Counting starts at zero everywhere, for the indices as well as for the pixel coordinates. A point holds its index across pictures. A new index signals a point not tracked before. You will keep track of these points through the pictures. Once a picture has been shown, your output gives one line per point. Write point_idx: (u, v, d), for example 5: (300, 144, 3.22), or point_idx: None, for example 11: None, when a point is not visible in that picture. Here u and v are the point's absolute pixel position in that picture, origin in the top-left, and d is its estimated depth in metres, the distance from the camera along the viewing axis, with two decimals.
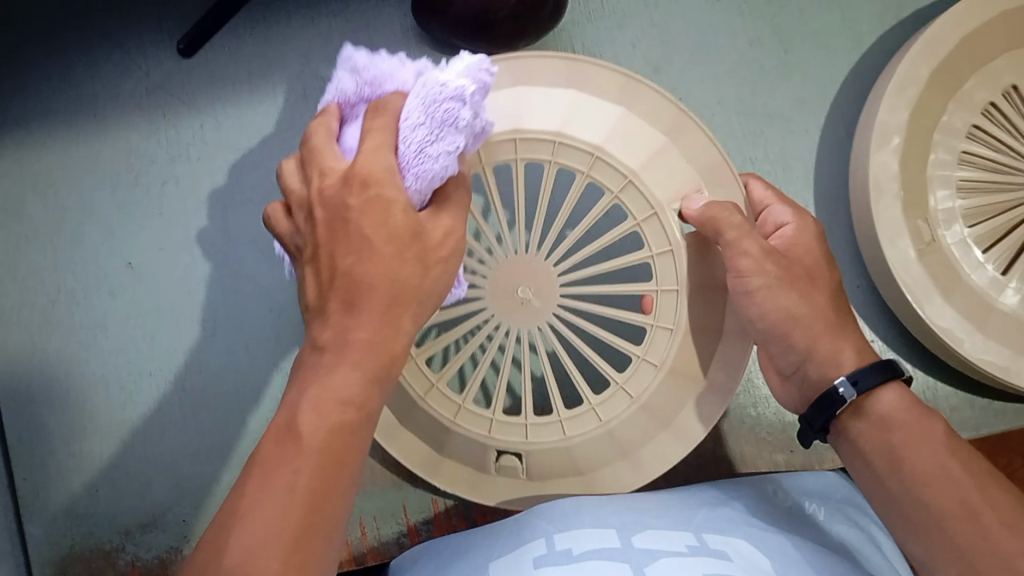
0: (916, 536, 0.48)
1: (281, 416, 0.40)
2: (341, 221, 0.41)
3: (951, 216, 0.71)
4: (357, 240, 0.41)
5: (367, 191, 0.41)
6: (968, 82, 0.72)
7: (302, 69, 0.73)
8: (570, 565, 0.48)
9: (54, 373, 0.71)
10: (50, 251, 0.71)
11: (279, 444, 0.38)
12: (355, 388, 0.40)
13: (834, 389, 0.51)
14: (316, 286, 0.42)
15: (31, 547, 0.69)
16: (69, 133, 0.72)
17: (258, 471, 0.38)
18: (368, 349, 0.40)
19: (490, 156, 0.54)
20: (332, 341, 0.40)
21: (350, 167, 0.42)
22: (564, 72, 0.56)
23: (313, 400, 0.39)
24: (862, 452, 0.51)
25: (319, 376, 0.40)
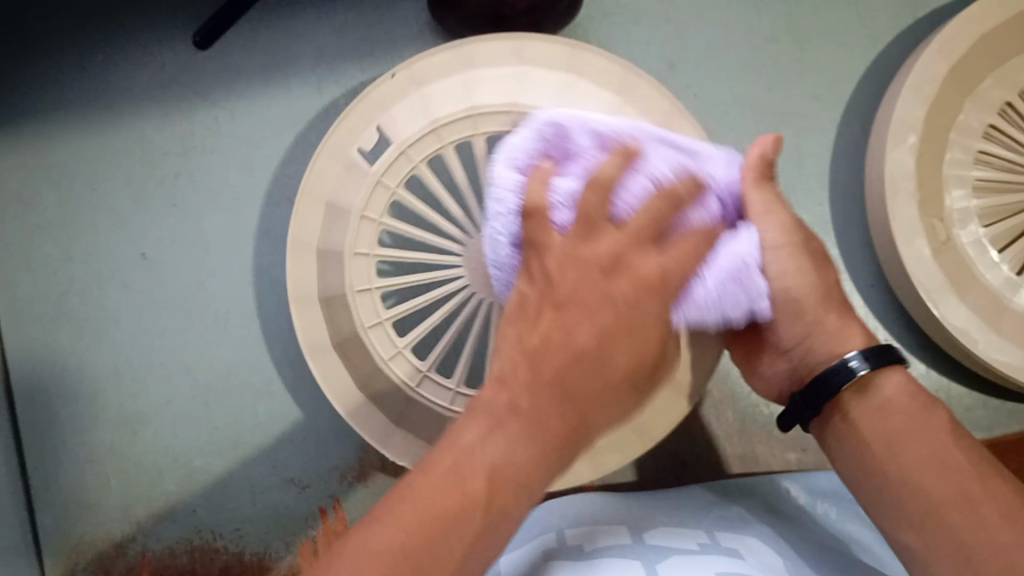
0: (911, 528, 0.46)
1: (463, 438, 0.40)
2: (592, 287, 0.42)
3: (965, 216, 0.71)
4: (600, 312, 0.41)
5: (646, 303, 0.42)
6: (985, 81, 0.71)
7: (316, 63, 0.73)
8: (581, 560, 0.49)
9: (65, 364, 0.71)
10: (64, 241, 0.71)
11: (448, 473, 0.38)
12: (534, 463, 0.40)
13: (844, 361, 0.48)
14: (532, 324, 0.42)
15: (42, 536, 0.70)
16: (84, 124, 0.72)
17: (420, 482, 0.38)
18: (554, 439, 0.40)
19: (482, 125, 0.56)
20: (530, 407, 0.40)
21: (607, 249, 0.42)
22: (564, 56, 0.57)
23: (499, 457, 0.39)
24: (860, 433, 0.48)
25: (504, 430, 0.40)
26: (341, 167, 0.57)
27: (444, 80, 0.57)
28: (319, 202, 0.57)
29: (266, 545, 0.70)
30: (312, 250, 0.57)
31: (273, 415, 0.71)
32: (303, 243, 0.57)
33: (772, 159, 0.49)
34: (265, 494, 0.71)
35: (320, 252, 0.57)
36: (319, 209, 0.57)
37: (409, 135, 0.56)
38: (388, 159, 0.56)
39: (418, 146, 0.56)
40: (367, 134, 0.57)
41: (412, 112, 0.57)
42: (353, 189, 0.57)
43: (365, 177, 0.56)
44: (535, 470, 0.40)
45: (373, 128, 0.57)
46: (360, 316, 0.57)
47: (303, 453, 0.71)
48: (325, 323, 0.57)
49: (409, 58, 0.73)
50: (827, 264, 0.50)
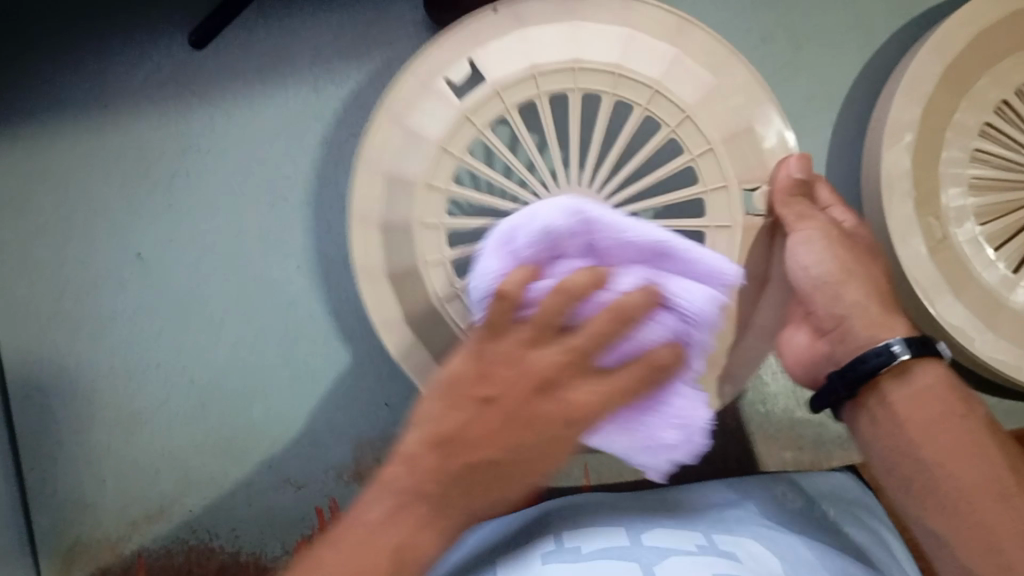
0: (938, 511, 0.47)
1: (360, 523, 0.44)
2: (521, 401, 0.44)
3: (962, 214, 0.71)
4: (522, 421, 0.44)
5: (563, 429, 0.45)
6: (978, 82, 0.72)
7: (313, 63, 0.73)
8: (579, 563, 0.48)
9: (61, 365, 0.71)
10: (60, 242, 0.71)
11: (353, 548, 0.43)
12: (431, 545, 0.44)
13: (887, 346, 0.49)
14: (449, 410, 0.44)
15: (39, 537, 0.70)
16: (80, 125, 0.72)
17: (335, 563, 0.42)
18: (456, 524, 0.45)
19: (582, 80, 0.54)
20: (441, 497, 0.44)
21: (542, 367, 0.44)
22: (674, 28, 0.56)
23: (396, 541, 0.43)
24: (894, 416, 0.49)
25: (407, 518, 0.43)
26: (428, 95, 0.55)
27: (547, 28, 0.55)
28: (398, 124, 0.55)
29: (263, 546, 0.70)
30: (382, 176, 0.56)
31: (271, 415, 0.71)
32: (374, 165, 0.56)
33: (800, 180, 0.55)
34: (262, 495, 0.71)
35: (386, 177, 0.55)
36: (398, 131, 0.55)
37: (507, 78, 0.54)
38: (480, 97, 0.54)
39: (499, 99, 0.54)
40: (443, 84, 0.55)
41: (515, 52, 0.55)
42: (438, 121, 0.55)
43: (453, 110, 0.55)
44: (425, 551, 0.44)
45: (467, 61, 0.55)
46: (421, 248, 0.55)
47: (300, 454, 0.71)
48: (380, 252, 0.56)
49: (405, 58, 0.73)
50: (870, 263, 0.54)
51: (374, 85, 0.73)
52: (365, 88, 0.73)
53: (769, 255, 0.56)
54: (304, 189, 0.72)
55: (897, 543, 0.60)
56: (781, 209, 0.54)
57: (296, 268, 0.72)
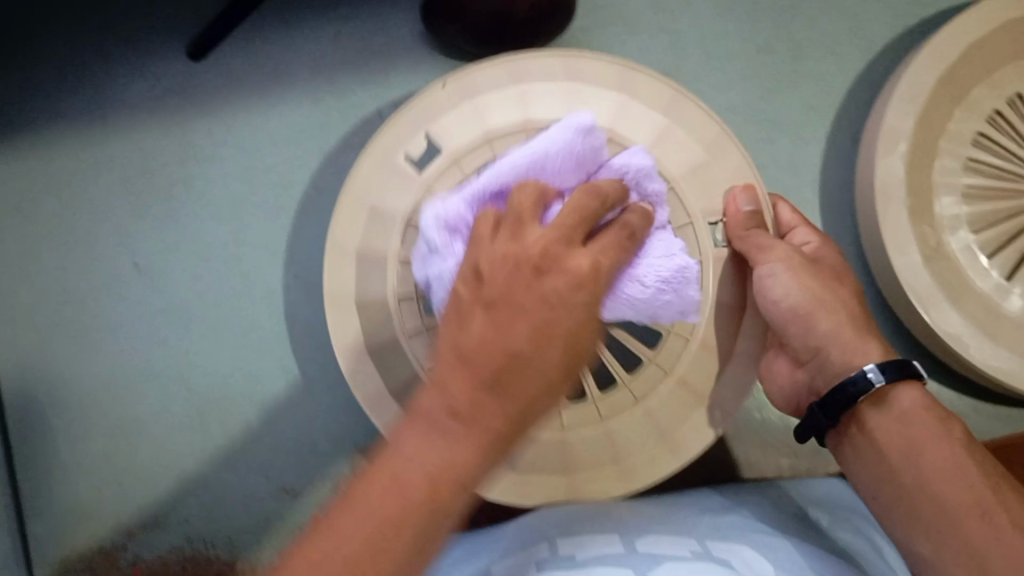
0: (924, 534, 0.48)
1: (390, 462, 0.36)
2: (523, 288, 0.40)
3: (956, 222, 0.72)
4: (534, 302, 0.39)
5: (578, 294, 0.41)
6: (973, 91, 0.72)
7: (312, 72, 0.73)
8: (574, 569, 0.49)
9: (59, 374, 0.71)
10: (57, 250, 0.71)
11: (383, 488, 0.35)
12: (471, 467, 0.37)
13: (862, 372, 0.50)
14: (462, 326, 0.40)
15: (35, 546, 0.69)
16: (79, 133, 0.72)
17: (367, 500, 0.35)
18: (493, 438, 0.38)
19: None
20: (471, 410, 0.37)
21: (529, 248, 0.41)
22: (618, 78, 0.57)
23: (424, 469, 0.36)
24: (876, 444, 0.50)
25: (436, 436, 0.37)
26: (385, 171, 0.56)
27: (546, 88, 0.57)
28: (362, 205, 0.56)
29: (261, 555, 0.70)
30: (349, 255, 0.55)
31: (269, 423, 0.71)
32: (341, 247, 0.55)
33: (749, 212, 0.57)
34: (259, 504, 0.71)
35: (357, 257, 0.55)
36: (362, 213, 0.55)
37: (460, 143, 0.56)
38: (438, 168, 0.55)
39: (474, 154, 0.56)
40: (406, 137, 0.56)
41: (465, 118, 0.56)
42: (400, 194, 0.56)
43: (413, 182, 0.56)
44: (460, 465, 0.37)
45: (421, 135, 0.56)
46: (400, 323, 0.55)
47: (298, 463, 0.71)
48: (358, 330, 0.55)
49: (404, 68, 0.73)
50: (837, 283, 0.55)
51: (372, 94, 0.73)
52: (364, 98, 0.73)
53: (743, 283, 0.58)
54: (302, 199, 0.72)
55: (887, 542, 0.60)
56: (743, 242, 0.56)
57: (295, 277, 0.72)
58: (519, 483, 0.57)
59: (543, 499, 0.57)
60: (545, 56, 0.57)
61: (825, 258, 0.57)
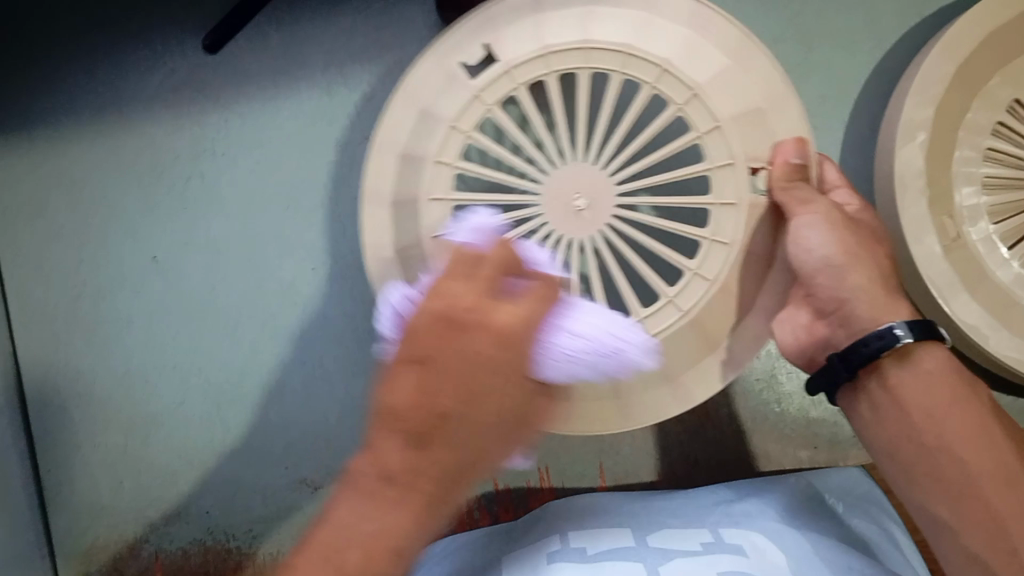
0: (945, 494, 0.48)
1: (330, 530, 0.41)
2: (448, 347, 0.42)
3: (975, 212, 0.71)
4: (461, 362, 0.42)
5: (506, 349, 0.43)
6: (992, 80, 0.71)
7: (325, 65, 0.73)
8: (585, 563, 0.51)
9: (79, 369, 0.72)
10: (75, 245, 0.72)
11: (325, 557, 0.40)
12: (404, 532, 0.41)
13: (889, 329, 0.49)
14: (394, 380, 0.42)
15: (56, 539, 0.71)
16: (95, 129, 0.72)
17: (304, 568, 0.40)
18: (427, 499, 0.42)
19: (591, 61, 0.52)
20: (404, 474, 0.41)
21: (451, 305, 0.43)
22: (686, 12, 0.52)
23: (364, 536, 0.41)
24: (900, 401, 0.49)
25: (377, 504, 0.41)
26: (440, 71, 0.53)
27: (610, 10, 0.52)
28: (408, 103, 0.53)
29: (279, 545, 0.71)
30: (393, 153, 0.53)
31: (286, 415, 0.72)
32: (387, 144, 0.53)
33: (800, 165, 0.52)
34: (279, 496, 0.71)
35: (399, 154, 0.53)
36: (410, 109, 0.53)
37: (517, 52, 0.52)
38: (490, 75, 0.52)
39: (514, 76, 0.52)
40: (464, 43, 0.53)
41: (524, 29, 0.52)
42: (446, 95, 0.53)
43: (462, 87, 0.52)
44: (394, 531, 0.41)
45: (480, 43, 0.53)
46: (430, 226, 0.53)
47: (318, 454, 0.71)
48: (389, 228, 0.53)
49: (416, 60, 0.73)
50: (875, 244, 0.53)
51: (385, 87, 0.73)
52: (376, 90, 0.73)
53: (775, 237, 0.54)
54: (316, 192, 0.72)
55: (903, 534, 0.60)
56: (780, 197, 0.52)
57: (311, 270, 0.72)
58: None
59: None
60: None
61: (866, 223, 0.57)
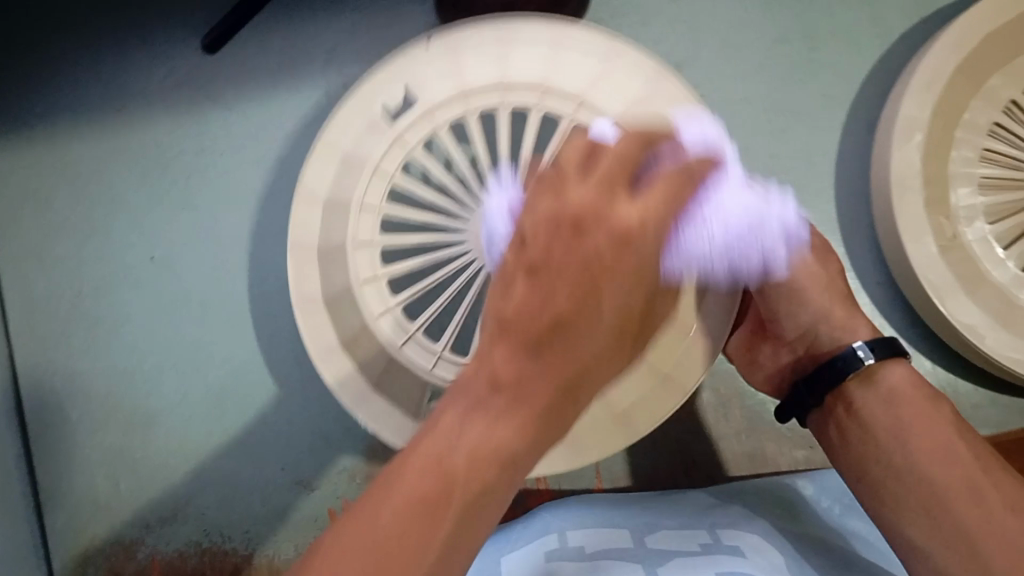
0: (912, 515, 0.48)
1: (431, 444, 0.38)
2: (566, 250, 0.40)
3: (973, 212, 0.71)
4: (574, 265, 0.39)
5: (625, 254, 0.40)
6: (991, 80, 0.71)
7: (326, 63, 0.73)
8: (583, 562, 0.51)
9: (78, 366, 0.71)
10: (75, 243, 0.72)
11: (428, 467, 0.37)
12: (515, 445, 0.38)
13: (852, 350, 0.54)
14: (508, 291, 0.41)
15: (52, 538, 0.70)
16: (95, 125, 0.72)
17: (404, 476, 0.37)
18: (541, 409, 0.38)
19: (510, 96, 0.56)
20: (512, 380, 0.39)
21: (567, 206, 0.40)
22: (601, 47, 0.56)
23: (471, 445, 0.37)
24: (864, 420, 0.52)
25: (479, 416, 0.38)
26: (362, 121, 0.57)
27: (528, 46, 0.57)
28: (335, 153, 0.57)
29: (276, 548, 0.69)
30: (319, 203, 0.57)
31: (284, 414, 0.71)
32: (311, 193, 0.57)
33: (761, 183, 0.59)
34: (276, 497, 0.70)
35: (327, 204, 0.57)
36: (335, 160, 0.57)
37: (437, 96, 0.57)
38: (410, 120, 0.56)
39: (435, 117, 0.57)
40: (387, 88, 0.57)
41: (446, 76, 0.57)
42: (371, 143, 0.57)
43: (386, 132, 0.57)
44: (506, 443, 0.37)
45: (402, 87, 0.57)
46: (354, 271, 0.57)
47: (315, 454, 0.71)
48: (319, 278, 0.57)
49: None
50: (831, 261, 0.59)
51: None
52: None
53: None
54: None
55: None
56: None
57: None
58: None
59: None
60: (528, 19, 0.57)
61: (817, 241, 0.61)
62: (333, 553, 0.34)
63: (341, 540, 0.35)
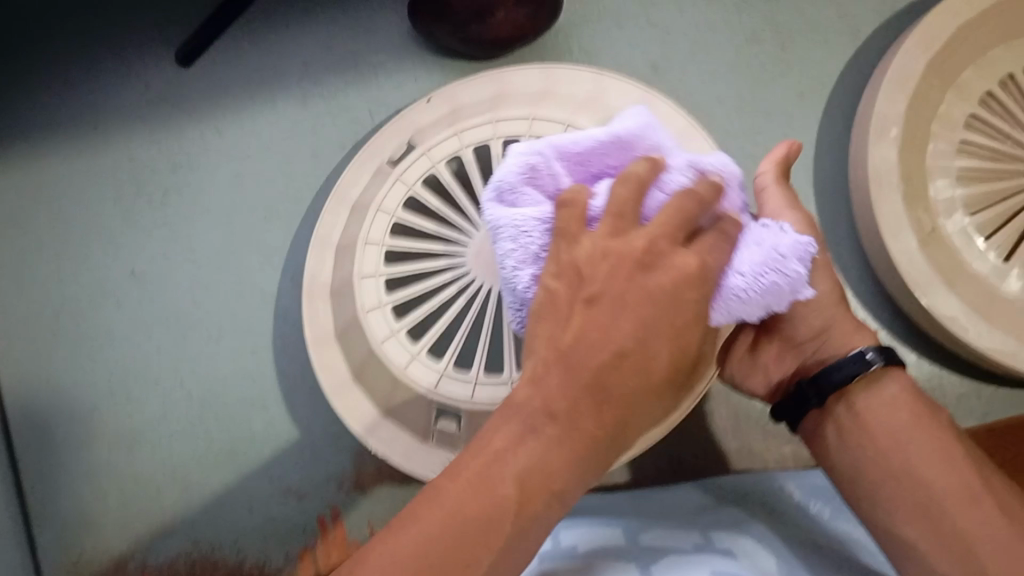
0: (913, 521, 0.46)
1: (483, 454, 0.40)
2: (626, 284, 0.40)
3: (951, 205, 0.72)
4: (636, 300, 0.39)
5: (689, 292, 0.39)
6: (966, 72, 0.73)
7: (300, 75, 0.73)
8: (574, 557, 0.52)
9: (62, 384, 0.71)
10: (56, 262, 0.72)
11: (477, 481, 0.39)
12: (561, 471, 0.39)
13: (861, 353, 0.48)
14: (562, 318, 0.41)
15: (41, 555, 0.70)
16: (73, 144, 0.73)
17: (456, 483, 0.39)
18: (587, 441, 0.39)
19: (501, 129, 0.60)
20: (566, 409, 0.39)
21: (630, 243, 0.40)
22: (589, 82, 0.60)
23: (519, 465, 0.39)
24: (866, 424, 0.47)
25: (532, 439, 0.39)
26: (370, 174, 0.62)
27: (523, 79, 0.61)
28: (343, 203, 0.62)
29: (266, 556, 0.69)
30: (332, 247, 0.62)
31: (268, 426, 0.71)
32: (327, 241, 0.62)
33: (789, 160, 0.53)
34: (264, 506, 0.70)
35: (337, 246, 0.62)
36: (344, 209, 0.62)
37: (431, 139, 0.61)
38: (410, 159, 0.61)
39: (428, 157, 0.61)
40: (392, 139, 0.62)
41: (441, 122, 0.62)
42: (376, 186, 0.61)
43: (388, 176, 0.61)
44: (552, 466, 0.39)
45: (405, 138, 0.62)
46: (361, 300, 0.60)
47: (301, 464, 0.70)
48: (331, 312, 0.61)
49: (392, 69, 0.73)
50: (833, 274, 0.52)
51: (362, 97, 0.73)
52: (352, 100, 0.73)
53: None
54: (293, 202, 0.72)
55: None
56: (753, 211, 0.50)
57: (289, 280, 0.71)
58: None
59: None
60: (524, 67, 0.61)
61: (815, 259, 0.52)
62: (395, 542, 0.38)
63: (398, 531, 0.39)
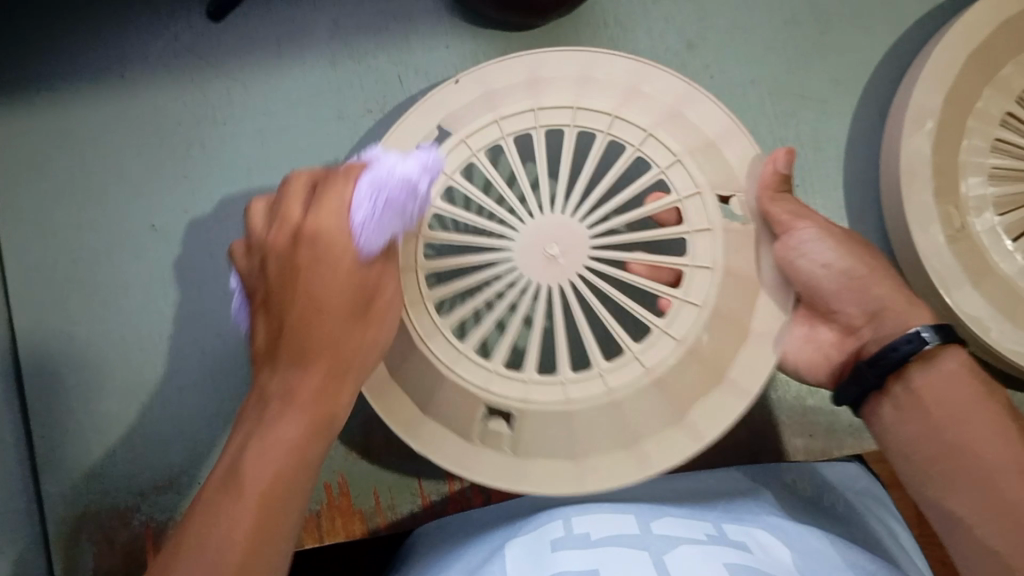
0: (965, 492, 0.53)
1: (225, 466, 0.46)
2: (274, 269, 0.50)
3: (982, 203, 0.70)
4: (296, 273, 0.49)
5: (324, 249, 0.48)
6: (1006, 67, 0.71)
7: (331, 34, 0.73)
8: (588, 549, 0.51)
9: (73, 334, 0.71)
10: (74, 210, 0.71)
11: (222, 490, 0.44)
12: (299, 434, 0.46)
13: (918, 333, 0.55)
14: (260, 325, 0.51)
15: (47, 506, 0.70)
16: (97, 90, 0.71)
17: (202, 505, 0.44)
18: (307, 406, 0.47)
19: (545, 118, 0.58)
20: (284, 393, 0.48)
21: (275, 237, 0.50)
22: (631, 71, 0.59)
23: (255, 459, 0.45)
24: (923, 400, 0.55)
25: (262, 429, 0.47)
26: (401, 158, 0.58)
27: (559, 60, 0.60)
28: None
29: None
30: None
31: None
32: None
33: (785, 172, 0.58)
34: None
35: None
36: None
37: (469, 125, 0.57)
38: (449, 145, 0.57)
39: (475, 136, 0.57)
40: (425, 123, 0.59)
41: (476, 105, 0.59)
42: None
43: None
44: (289, 430, 0.46)
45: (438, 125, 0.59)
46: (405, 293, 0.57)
47: None
48: None
49: (424, 33, 0.74)
50: (872, 249, 0.61)
51: (392, 61, 0.73)
52: (383, 64, 0.73)
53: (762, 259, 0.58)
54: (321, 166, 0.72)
55: (904, 532, 0.61)
56: (771, 209, 0.58)
57: None
58: (519, 467, 0.57)
59: (543, 484, 0.57)
60: (562, 51, 0.60)
61: (854, 240, 0.61)
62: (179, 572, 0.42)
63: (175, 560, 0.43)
